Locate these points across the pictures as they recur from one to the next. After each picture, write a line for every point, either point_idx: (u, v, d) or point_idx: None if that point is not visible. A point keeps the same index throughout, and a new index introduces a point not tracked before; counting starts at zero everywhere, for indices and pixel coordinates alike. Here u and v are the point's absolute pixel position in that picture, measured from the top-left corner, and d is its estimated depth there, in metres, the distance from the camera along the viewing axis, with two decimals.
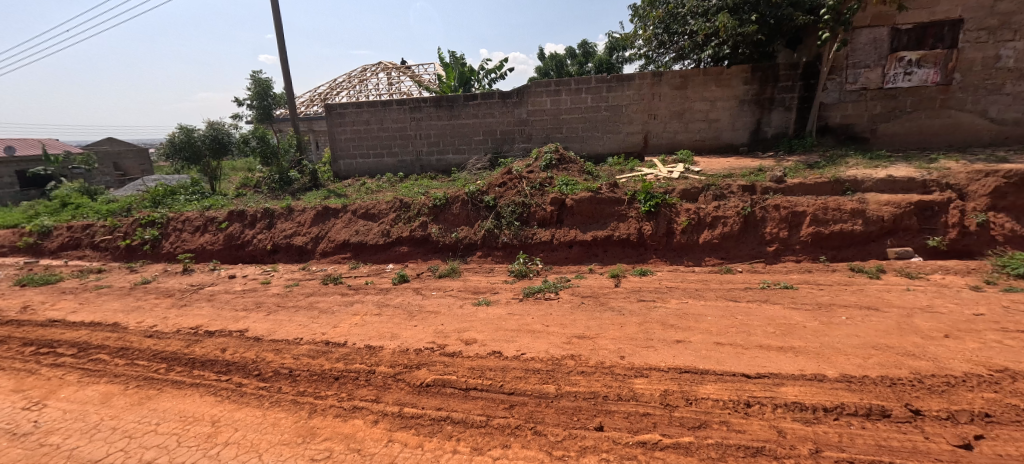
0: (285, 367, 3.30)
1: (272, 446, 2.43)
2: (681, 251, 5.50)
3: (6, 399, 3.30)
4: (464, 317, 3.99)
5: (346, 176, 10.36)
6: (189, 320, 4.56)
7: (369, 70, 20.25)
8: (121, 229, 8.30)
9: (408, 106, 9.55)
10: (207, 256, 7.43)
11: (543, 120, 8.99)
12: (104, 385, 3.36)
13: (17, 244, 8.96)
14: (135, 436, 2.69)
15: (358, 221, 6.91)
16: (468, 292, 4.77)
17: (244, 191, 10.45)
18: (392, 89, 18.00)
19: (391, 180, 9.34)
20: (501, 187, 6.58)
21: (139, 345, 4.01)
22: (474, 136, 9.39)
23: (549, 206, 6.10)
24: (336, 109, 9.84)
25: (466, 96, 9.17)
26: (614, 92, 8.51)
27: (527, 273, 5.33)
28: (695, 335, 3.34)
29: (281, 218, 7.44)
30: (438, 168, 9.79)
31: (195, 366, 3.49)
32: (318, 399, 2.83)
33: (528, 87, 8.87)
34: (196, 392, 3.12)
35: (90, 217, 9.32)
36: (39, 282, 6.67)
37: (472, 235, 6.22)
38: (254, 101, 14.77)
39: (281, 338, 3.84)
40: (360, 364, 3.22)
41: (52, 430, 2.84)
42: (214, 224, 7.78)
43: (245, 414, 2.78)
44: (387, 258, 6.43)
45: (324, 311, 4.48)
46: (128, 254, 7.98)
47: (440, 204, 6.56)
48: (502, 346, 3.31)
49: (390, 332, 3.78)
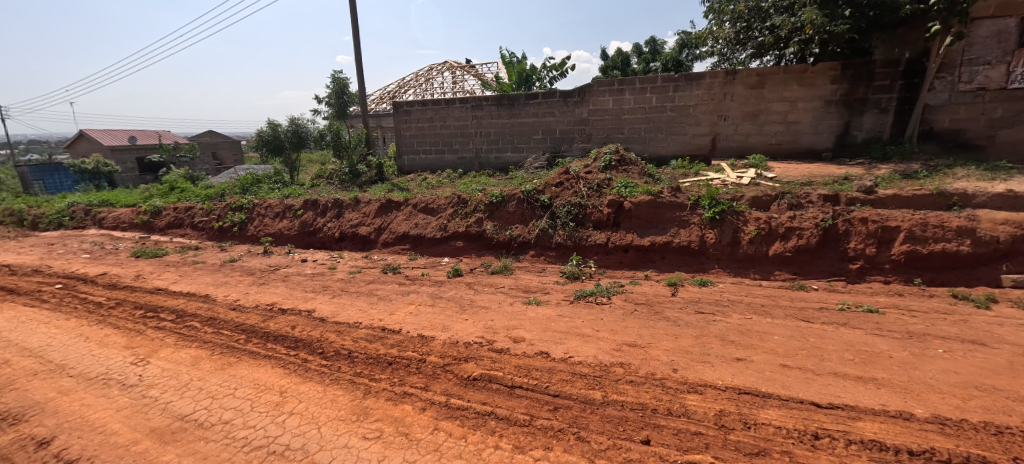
0: (345, 349, 3.53)
1: (330, 421, 2.61)
2: (747, 262, 5.13)
3: (120, 353, 3.85)
4: (513, 315, 4.02)
5: (409, 171, 10.86)
6: (267, 297, 5.04)
7: (434, 70, 21.00)
8: (215, 212, 9.32)
9: (470, 104, 9.79)
10: (285, 240, 8.13)
11: (604, 120, 8.80)
12: (195, 349, 3.80)
13: (134, 221, 10.39)
14: (216, 397, 3.01)
15: (418, 215, 7.20)
16: (519, 290, 4.79)
17: (318, 182, 11.28)
18: (456, 88, 18.53)
19: (451, 177, 9.64)
20: (558, 187, 6.55)
21: (224, 317, 4.50)
22: (533, 135, 9.40)
23: (606, 208, 5.96)
24: (403, 107, 10.35)
25: (527, 95, 9.22)
26: (681, 92, 8.12)
27: (580, 275, 5.26)
28: (759, 355, 3.11)
29: (349, 209, 7.95)
30: (496, 166, 9.93)
31: (269, 340, 3.84)
32: (373, 381, 3.00)
33: (590, 86, 8.72)
34: (268, 363, 3.43)
35: (192, 200, 10.58)
36: (150, 254, 7.69)
37: (526, 233, 6.25)
38: (332, 99, 15.86)
39: (343, 321, 4.11)
40: (412, 352, 3.36)
41: (152, 384, 3.26)
42: (291, 211, 8.48)
43: (309, 388, 3.01)
44: (443, 252, 6.64)
45: (382, 298, 4.74)
46: (220, 235, 8.96)
47: (496, 202, 6.64)
48: (550, 347, 3.30)
49: (442, 323, 3.90)
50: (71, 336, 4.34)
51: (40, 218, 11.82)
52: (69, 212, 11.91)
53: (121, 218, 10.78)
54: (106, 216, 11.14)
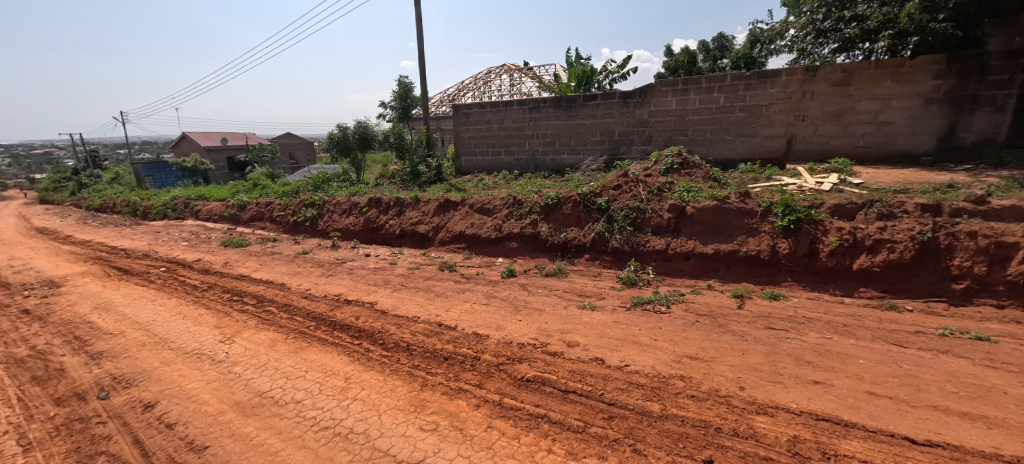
0: (403, 341, 3.68)
1: (390, 409, 2.73)
2: (826, 277, 4.68)
3: (211, 332, 4.30)
4: (568, 319, 3.97)
5: (466, 172, 11.15)
6: (334, 288, 5.40)
7: (493, 73, 21.39)
8: (291, 208, 10.13)
9: (528, 106, 9.85)
10: (351, 235, 8.66)
11: (666, 121, 8.45)
12: (272, 332, 4.15)
13: (224, 213, 11.57)
14: (290, 377, 3.27)
15: (474, 215, 7.34)
16: (573, 294, 4.73)
17: (382, 181, 11.87)
18: (513, 90, 18.74)
19: (507, 178, 9.74)
20: (616, 190, 6.38)
21: (297, 304, 4.88)
22: (590, 136, 9.26)
23: (667, 213, 5.72)
24: (462, 109, 10.66)
25: (586, 96, 9.09)
26: (753, 91, 7.59)
27: (636, 281, 5.09)
28: (840, 379, 2.82)
29: (409, 207, 8.29)
30: (552, 168, 9.90)
31: (336, 328, 4.10)
32: (429, 375, 3.10)
33: (652, 86, 8.43)
34: (335, 350, 3.67)
35: (271, 196, 11.58)
36: (236, 244, 8.53)
37: (581, 236, 6.16)
38: (397, 102, 16.64)
39: (402, 315, 4.30)
40: (467, 349, 3.43)
41: (237, 361, 3.61)
42: (357, 208, 9.00)
43: (371, 376, 3.17)
44: (498, 252, 6.72)
45: (439, 294, 4.89)
46: (294, 229, 9.73)
47: (552, 204, 6.60)
48: (605, 353, 3.22)
49: (496, 323, 3.95)
50: (171, 314, 4.92)
51: (150, 209, 13.54)
52: (172, 204, 13.54)
53: (213, 211, 12.05)
54: (201, 208, 12.51)
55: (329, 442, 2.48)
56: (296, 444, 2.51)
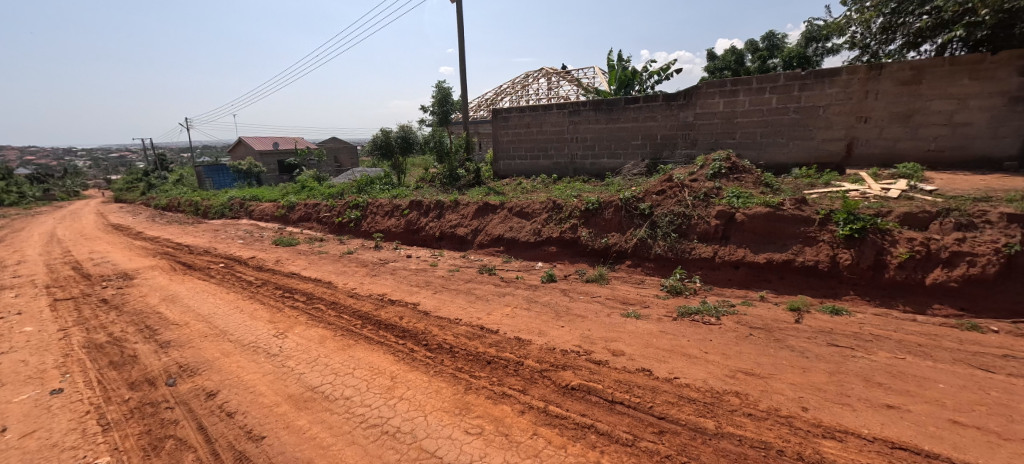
0: (446, 343, 3.72)
1: (435, 410, 2.76)
2: (894, 291, 4.32)
3: (266, 326, 4.53)
4: (611, 327, 3.88)
5: (504, 176, 11.25)
6: (378, 288, 5.56)
7: (531, 76, 21.44)
8: (336, 209, 10.56)
9: (568, 109, 9.79)
10: (392, 237, 8.92)
11: (713, 124, 8.13)
12: (322, 329, 4.32)
13: (275, 214, 12.23)
14: (339, 374, 3.38)
15: (513, 218, 7.34)
16: (616, 301, 4.61)
17: (422, 184, 12.14)
18: (551, 94, 18.70)
19: (545, 182, 9.71)
20: (659, 195, 6.18)
21: (344, 302, 5.06)
22: (631, 140, 9.06)
23: (714, 220, 5.48)
24: (501, 113, 10.76)
25: (627, 99, 8.92)
26: (808, 91, 7.17)
27: (682, 290, 4.91)
28: (918, 405, 2.58)
29: (448, 210, 8.42)
30: (591, 172, 9.76)
31: (381, 327, 4.21)
32: (473, 378, 3.11)
33: (698, 87, 8.13)
34: (380, 349, 3.75)
35: (318, 197, 12.12)
36: (286, 243, 8.99)
37: (623, 242, 6.02)
38: (437, 107, 17.07)
39: (444, 316, 4.35)
40: (510, 353, 3.42)
41: (290, 356, 3.78)
42: (398, 210, 9.25)
43: (416, 377, 3.22)
44: (537, 256, 6.69)
45: (480, 297, 4.92)
46: (339, 229, 10.14)
47: (592, 208, 6.49)
48: (652, 364, 3.11)
49: (538, 328, 3.91)
50: (230, 307, 5.23)
51: (209, 209, 14.53)
52: (229, 204, 14.47)
53: (266, 211, 12.75)
54: (255, 208, 13.27)
55: (377, 440, 2.53)
56: (345, 440, 2.58)
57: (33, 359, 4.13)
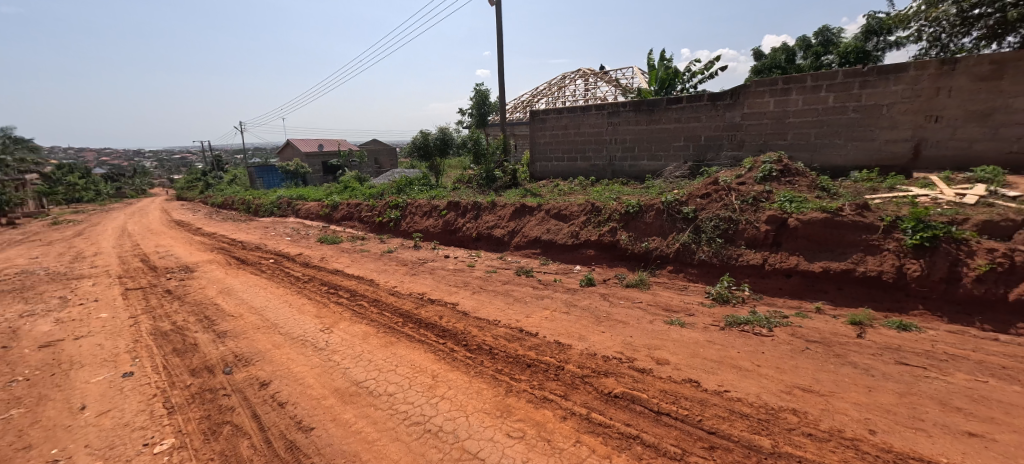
0: (486, 344, 3.73)
1: (476, 411, 2.77)
2: (970, 307, 3.93)
3: (313, 320, 4.72)
4: (654, 334, 3.76)
5: (540, 177, 11.25)
6: (418, 287, 5.68)
7: (568, 77, 21.31)
8: (377, 209, 10.89)
9: (607, 110, 9.64)
10: (431, 237, 9.09)
11: (762, 124, 7.75)
12: (365, 326, 4.45)
13: (320, 213, 12.77)
14: (382, 370, 3.46)
15: (550, 220, 7.29)
16: (658, 308, 4.47)
17: (459, 185, 12.31)
18: (588, 95, 18.51)
19: (583, 184, 9.60)
20: (704, 199, 5.94)
21: (385, 299, 5.20)
22: (673, 141, 8.79)
23: (764, 225, 5.18)
24: (539, 115, 10.79)
25: (669, 100, 8.65)
26: (870, 88, 6.68)
27: (729, 298, 4.69)
28: (1007, 434, 2.32)
29: (486, 211, 8.47)
30: (630, 174, 9.54)
31: (422, 326, 4.29)
32: (513, 381, 3.10)
33: (747, 86, 7.77)
34: (422, 347, 3.82)
35: (360, 197, 12.56)
36: (331, 241, 9.36)
37: (664, 247, 5.83)
38: (475, 110, 17.40)
39: (483, 317, 4.37)
40: (550, 357, 3.39)
41: (336, 350, 3.91)
42: (437, 210, 9.42)
43: (457, 376, 3.24)
44: (574, 259, 6.61)
45: (518, 299, 4.92)
46: (380, 228, 10.45)
47: (632, 211, 6.34)
48: (699, 375, 2.98)
49: (578, 333, 3.85)
50: (280, 301, 5.50)
51: (261, 207, 15.37)
52: (278, 202, 15.25)
53: (311, 210, 13.34)
54: (301, 207, 13.91)
55: (420, 438, 2.57)
56: (389, 436, 2.63)
57: (108, 343, 4.50)
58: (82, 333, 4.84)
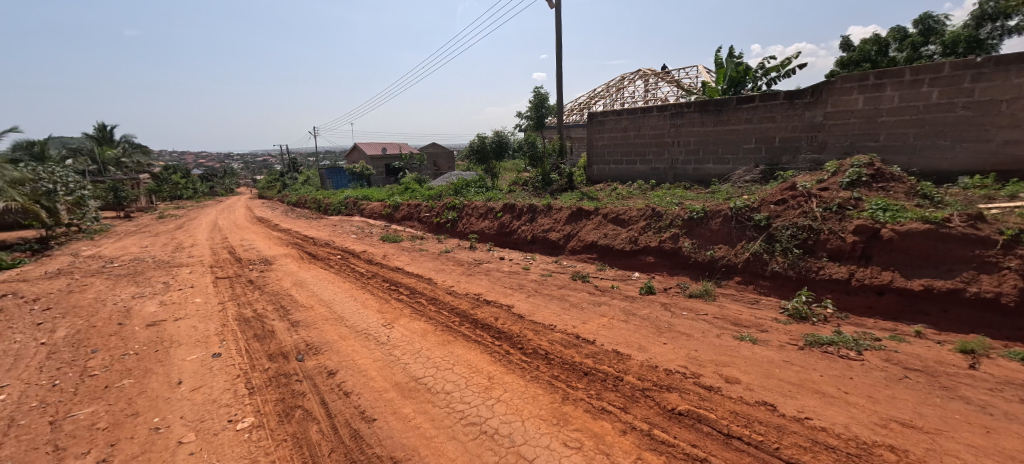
0: (542, 348, 3.70)
1: (532, 417, 2.74)
2: None
3: (375, 315, 4.96)
4: (722, 350, 3.51)
5: (597, 181, 11.05)
6: (474, 287, 5.77)
7: (627, 78, 20.72)
8: (435, 210, 11.25)
9: (669, 111, 9.24)
10: (486, 238, 9.23)
11: (848, 123, 6.97)
12: (424, 323, 4.59)
13: (383, 212, 13.44)
14: (440, 368, 3.54)
15: (608, 225, 7.10)
16: (726, 322, 4.18)
17: (515, 187, 12.39)
18: (649, 96, 17.87)
19: (642, 188, 9.27)
20: (779, 205, 5.47)
21: (443, 298, 5.34)
22: (743, 144, 8.22)
23: (851, 236, 4.65)
24: (598, 117, 10.62)
25: (739, 99, 8.12)
26: (985, 82, 5.66)
27: (808, 315, 4.28)
28: None
29: (541, 214, 8.44)
30: (694, 178, 9.05)
31: (478, 327, 4.34)
32: (570, 388, 3.04)
33: (831, 82, 7.04)
34: (478, 348, 3.86)
35: (419, 198, 13.06)
36: (392, 239, 9.82)
37: (732, 256, 5.46)
38: (532, 113, 17.49)
39: (538, 321, 4.34)
40: (608, 367, 3.28)
41: (397, 345, 4.07)
42: (492, 212, 9.53)
43: (512, 380, 3.24)
44: (632, 266, 6.40)
45: (574, 305, 4.83)
46: (437, 229, 10.79)
47: (697, 217, 6.00)
48: (775, 398, 2.74)
49: (638, 343, 3.70)
50: (346, 295, 5.84)
51: (330, 206, 16.48)
52: (345, 202, 16.27)
53: (375, 210, 14.07)
54: (366, 207, 14.73)
55: (476, 439, 2.58)
56: (446, 434, 2.68)
57: (201, 326, 5.02)
58: (180, 315, 5.44)
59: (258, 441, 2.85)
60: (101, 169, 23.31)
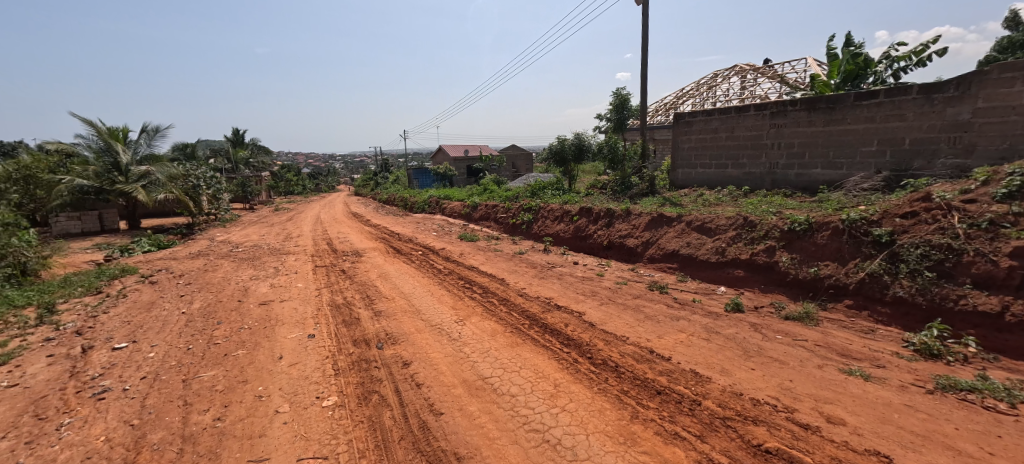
0: (612, 360, 3.54)
1: (598, 432, 2.63)
2: None
3: (449, 312, 5.14)
4: (824, 383, 3.06)
5: (682, 186, 10.40)
6: (545, 291, 5.73)
7: (720, 75, 19.24)
8: (512, 211, 11.43)
9: (769, 110, 8.37)
10: (560, 241, 9.15)
11: (1006, 122, 5.65)
12: (494, 323, 4.66)
13: (462, 212, 13.99)
14: (507, 370, 3.56)
15: (692, 233, 6.62)
16: (830, 351, 3.65)
17: (593, 190, 12.10)
18: (745, 94, 16.39)
19: (733, 194, 8.51)
20: (907, 219, 4.65)
21: (514, 300, 5.38)
22: (861, 146, 7.14)
23: (1006, 260, 3.78)
24: (685, 118, 10.01)
25: (858, 95, 7.07)
26: None
27: (941, 353, 3.57)
28: None
29: (619, 219, 8.14)
30: (796, 185, 8.08)
31: (547, 331, 4.30)
32: (641, 407, 2.87)
33: (984, 72, 5.77)
34: (546, 353, 3.82)
35: (497, 199, 13.36)
36: (469, 238, 10.17)
37: (841, 275, 4.76)
38: (614, 114, 17.01)
39: (611, 331, 4.17)
40: (685, 388, 3.05)
41: (467, 343, 4.18)
42: (568, 216, 9.42)
43: (579, 390, 3.14)
44: (718, 279, 5.88)
45: (650, 317, 4.56)
46: (513, 230, 10.94)
47: (799, 229, 5.34)
48: (891, 449, 2.32)
49: (720, 365, 3.38)
50: (424, 290, 6.15)
51: (415, 205, 17.56)
52: (429, 201, 17.24)
53: (455, 209, 14.70)
54: (447, 206, 15.46)
55: (539, 447, 2.54)
56: (509, 437, 2.68)
57: (301, 309, 5.62)
58: (286, 298, 6.15)
59: (339, 419, 3.09)
60: (234, 168, 27.36)
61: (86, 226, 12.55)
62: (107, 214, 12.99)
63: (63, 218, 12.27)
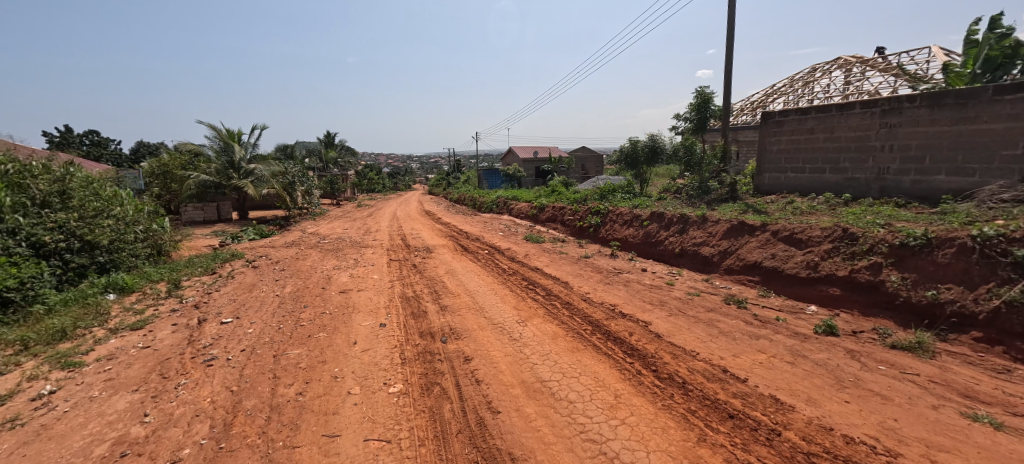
0: (679, 376, 3.33)
1: (660, 451, 2.48)
2: None
3: (511, 311, 5.19)
4: (939, 428, 2.61)
5: (768, 191, 9.52)
6: (610, 297, 5.56)
7: (820, 69, 17.35)
8: (579, 214, 11.27)
9: (878, 108, 7.37)
10: (628, 246, 8.83)
11: None
12: (555, 326, 4.61)
13: (529, 213, 14.09)
14: (567, 375, 3.50)
15: (779, 244, 6.02)
16: (949, 390, 3.10)
17: (666, 194, 11.51)
18: (850, 89, 14.59)
19: (829, 202, 7.60)
20: None
21: (577, 304, 5.28)
22: (1000, 149, 5.96)
23: None
24: (774, 118, 9.21)
25: (998, 88, 5.93)
26: None
27: None
28: None
29: (694, 225, 7.65)
30: (911, 193, 7.00)
31: (609, 339, 4.16)
32: (710, 429, 2.66)
33: None
34: (607, 362, 3.69)
35: (564, 201, 13.27)
36: (535, 239, 10.20)
37: (968, 302, 4.03)
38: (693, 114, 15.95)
39: (679, 345, 3.93)
40: (762, 415, 2.77)
41: (527, 344, 4.18)
42: (638, 220, 9.06)
43: (641, 403, 3.00)
44: (808, 296, 5.28)
45: (725, 333, 4.21)
46: (579, 233, 10.80)
47: (914, 245, 4.61)
48: None
49: (806, 393, 3.02)
50: (488, 288, 6.27)
51: (484, 204, 18.02)
52: (497, 201, 17.60)
53: (522, 210, 14.83)
54: (515, 207, 15.66)
55: (595, 458, 2.46)
56: (564, 444, 2.62)
57: (375, 299, 6.01)
58: (362, 288, 6.61)
59: (403, 406, 3.26)
60: (325, 167, 30.10)
61: (207, 215, 14.59)
62: (223, 205, 14.97)
63: (190, 208, 14.36)
